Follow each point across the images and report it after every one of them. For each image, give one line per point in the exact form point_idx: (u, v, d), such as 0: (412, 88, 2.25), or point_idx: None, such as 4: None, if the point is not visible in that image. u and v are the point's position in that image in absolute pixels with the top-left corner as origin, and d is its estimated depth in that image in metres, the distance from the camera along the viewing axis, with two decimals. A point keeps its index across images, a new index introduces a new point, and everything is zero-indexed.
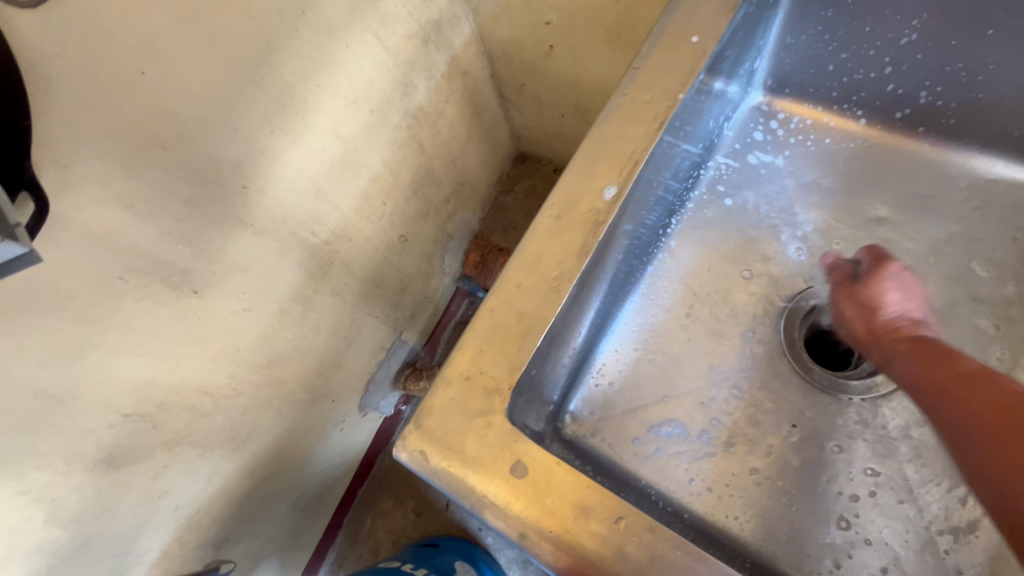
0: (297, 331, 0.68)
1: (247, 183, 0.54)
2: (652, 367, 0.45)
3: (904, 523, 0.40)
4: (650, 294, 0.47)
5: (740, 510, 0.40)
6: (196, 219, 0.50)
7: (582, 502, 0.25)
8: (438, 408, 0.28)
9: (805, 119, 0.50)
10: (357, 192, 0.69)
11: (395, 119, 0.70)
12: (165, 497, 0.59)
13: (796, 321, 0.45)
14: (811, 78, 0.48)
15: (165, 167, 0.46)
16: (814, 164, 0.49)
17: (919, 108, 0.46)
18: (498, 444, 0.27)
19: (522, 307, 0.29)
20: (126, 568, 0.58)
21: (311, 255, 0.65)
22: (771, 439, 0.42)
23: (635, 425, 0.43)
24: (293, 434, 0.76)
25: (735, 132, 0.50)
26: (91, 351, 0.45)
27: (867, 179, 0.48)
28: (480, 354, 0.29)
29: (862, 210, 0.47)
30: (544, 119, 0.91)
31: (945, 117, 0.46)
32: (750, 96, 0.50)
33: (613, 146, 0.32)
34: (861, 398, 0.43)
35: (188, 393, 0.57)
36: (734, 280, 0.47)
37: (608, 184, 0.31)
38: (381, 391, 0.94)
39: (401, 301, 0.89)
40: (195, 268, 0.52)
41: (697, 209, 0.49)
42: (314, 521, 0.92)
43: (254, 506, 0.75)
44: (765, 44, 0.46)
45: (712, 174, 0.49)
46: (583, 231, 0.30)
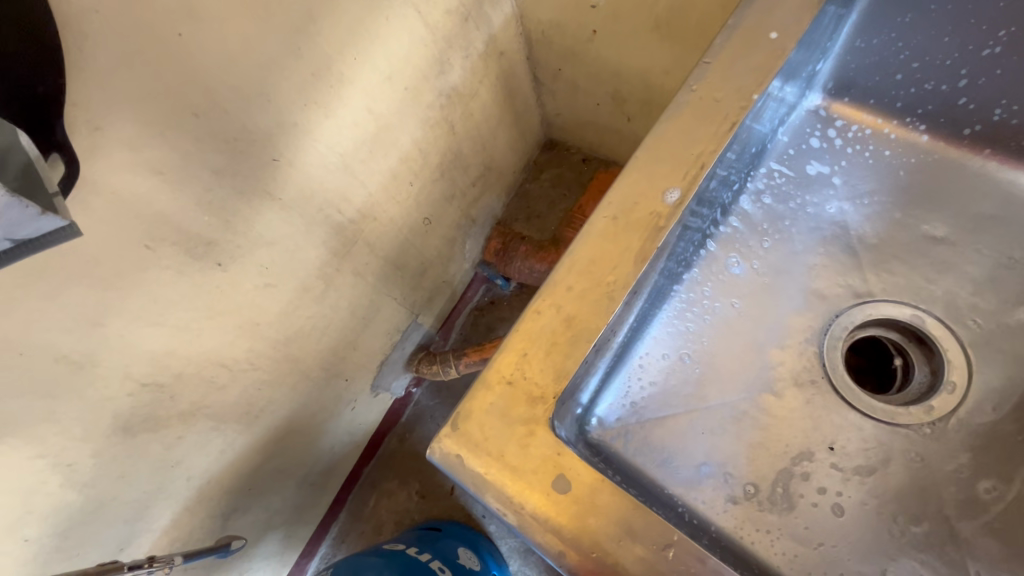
0: (317, 309, 0.67)
1: (277, 156, 0.52)
2: (684, 376, 0.43)
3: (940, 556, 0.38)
4: (687, 301, 0.45)
5: (769, 530, 0.39)
6: (225, 190, 0.49)
7: (627, 525, 0.24)
8: (478, 412, 0.27)
9: (864, 128, 0.47)
10: (386, 171, 0.67)
11: (429, 99, 0.68)
12: (179, 467, 0.59)
13: (840, 340, 0.44)
14: (876, 86, 0.45)
15: (198, 135, 0.44)
16: (871, 176, 0.46)
17: (991, 125, 0.44)
18: (541, 456, 0.26)
19: (573, 312, 0.28)
20: (137, 534, 0.59)
21: (336, 233, 0.64)
22: (805, 459, 0.41)
23: (663, 435, 0.42)
24: (306, 410, 0.76)
25: (790, 137, 0.47)
26: (113, 318, 0.45)
27: (925, 197, 0.45)
28: (525, 359, 0.27)
29: (918, 227, 0.45)
30: (578, 107, 0.89)
31: (1017, 139, 0.43)
32: (808, 100, 0.47)
33: (678, 146, 0.30)
34: (902, 427, 0.41)
35: (207, 366, 0.56)
36: (777, 293, 0.45)
37: (671, 188, 0.29)
38: (394, 372, 0.93)
39: (421, 284, 0.88)
40: (220, 240, 0.50)
41: (744, 214, 0.46)
42: (320, 496, 0.93)
43: (262, 479, 0.75)
44: (832, 45, 0.44)
45: (761, 180, 0.47)
46: (642, 236, 0.28)
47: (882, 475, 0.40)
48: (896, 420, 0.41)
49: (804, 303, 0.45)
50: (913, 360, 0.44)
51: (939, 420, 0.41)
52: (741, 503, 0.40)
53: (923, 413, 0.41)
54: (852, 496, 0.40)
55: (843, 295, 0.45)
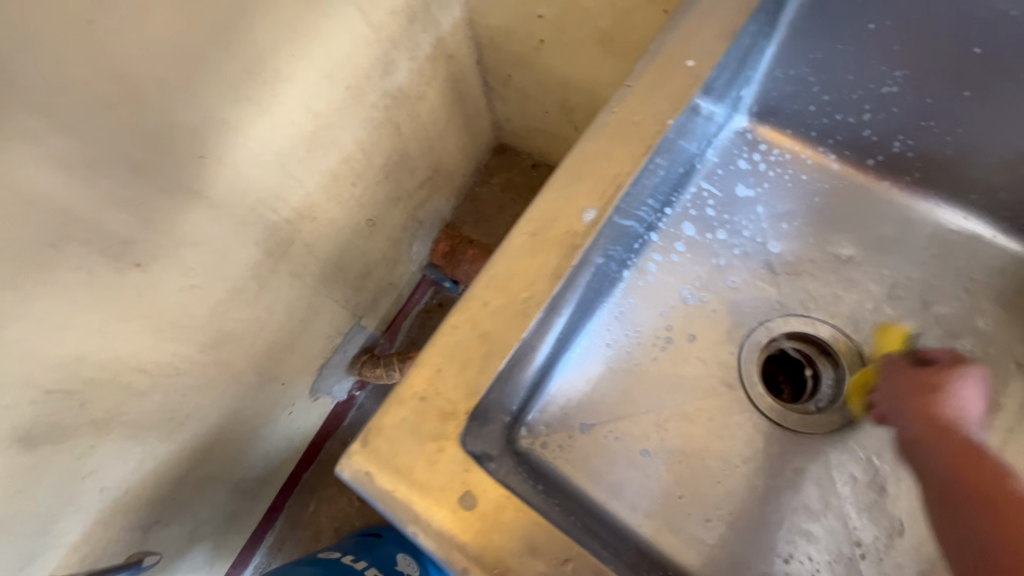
0: (249, 311, 0.65)
1: (203, 153, 0.49)
2: (612, 385, 0.45)
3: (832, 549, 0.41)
4: (618, 312, 0.46)
5: (685, 535, 0.41)
6: (144, 186, 0.46)
7: (532, 541, 0.25)
8: (389, 428, 0.27)
9: (785, 153, 0.50)
10: (326, 171, 0.65)
11: (372, 100, 0.66)
12: (91, 478, 0.56)
13: (756, 352, 0.46)
14: (795, 113, 0.48)
15: (112, 127, 0.42)
16: (789, 197, 0.49)
17: (891, 156, 0.47)
18: (450, 473, 0.26)
19: (487, 327, 0.28)
20: (42, 552, 0.55)
21: (270, 234, 0.62)
22: (720, 466, 0.43)
23: (590, 441, 0.43)
24: (237, 416, 0.73)
25: (717, 157, 0.49)
26: (13, 322, 0.41)
27: (835, 219, 0.48)
28: (439, 374, 0.27)
29: (828, 247, 0.48)
30: (528, 114, 0.90)
31: (912, 171, 0.47)
32: (735, 121, 0.50)
33: (597, 165, 0.31)
34: (808, 433, 0.44)
35: (123, 371, 0.53)
36: (702, 306, 0.47)
37: (588, 208, 0.30)
38: (335, 375, 0.91)
39: (364, 286, 0.86)
40: (139, 239, 0.48)
41: (674, 228, 0.48)
42: (254, 504, 0.89)
43: (188, 489, 0.71)
44: (754, 74, 0.46)
45: (690, 197, 0.49)
46: (558, 254, 0.29)
47: (787, 479, 0.42)
48: (801, 428, 0.44)
49: (727, 319, 0.47)
50: (822, 370, 0.47)
51: (840, 427, 0.44)
52: (661, 508, 0.41)
53: (825, 422, 0.44)
54: (761, 499, 0.42)
55: (761, 309, 0.47)
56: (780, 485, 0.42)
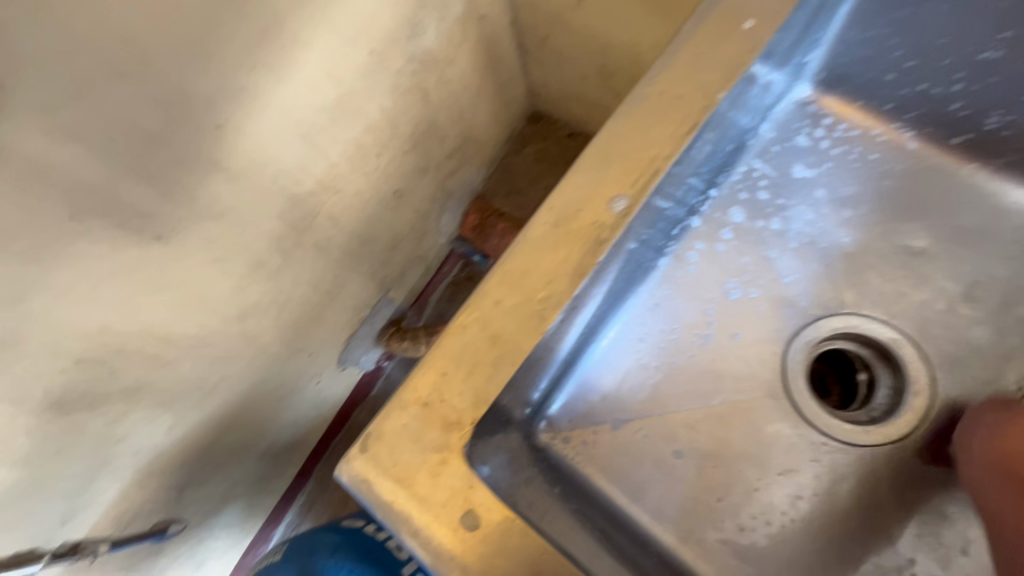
0: (274, 284, 0.64)
1: (221, 123, 0.47)
2: (641, 380, 0.42)
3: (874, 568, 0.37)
4: (652, 303, 0.43)
5: (711, 544, 0.38)
6: (161, 157, 0.45)
7: (538, 569, 0.23)
8: (389, 434, 0.25)
9: (852, 127, 0.44)
10: (351, 141, 0.63)
11: (399, 65, 0.63)
12: (125, 442, 0.58)
13: (804, 353, 0.42)
14: (869, 82, 0.42)
15: (125, 97, 0.40)
16: (855, 178, 0.44)
17: (981, 134, 0.41)
18: (451, 487, 0.24)
19: (498, 329, 0.26)
20: (82, 508, 0.57)
21: (293, 206, 0.60)
22: (754, 473, 0.39)
23: (614, 439, 0.40)
24: (265, 385, 0.74)
25: (773, 132, 0.44)
26: (37, 294, 0.41)
27: (907, 206, 0.43)
28: (444, 378, 0.25)
29: (896, 238, 0.42)
30: (566, 80, 0.84)
31: (1005, 152, 0.41)
32: (796, 90, 0.44)
33: (633, 146, 0.29)
34: (859, 446, 0.40)
35: (150, 341, 0.53)
36: (746, 299, 0.43)
37: (619, 195, 0.27)
38: (362, 346, 0.91)
39: (391, 258, 0.85)
40: (158, 212, 0.47)
41: (719, 212, 0.44)
42: (285, 466, 0.92)
43: (220, 453, 0.74)
44: (825, 35, 0.40)
45: (739, 176, 0.44)
46: (583, 248, 0.27)
47: (828, 492, 0.39)
48: (851, 442, 0.40)
49: (775, 317, 0.43)
50: (879, 376, 0.42)
51: (895, 440, 0.39)
52: (686, 517, 0.39)
53: (880, 434, 0.40)
54: (798, 511, 0.39)
55: (813, 305, 0.43)
56: (822, 498, 0.39)
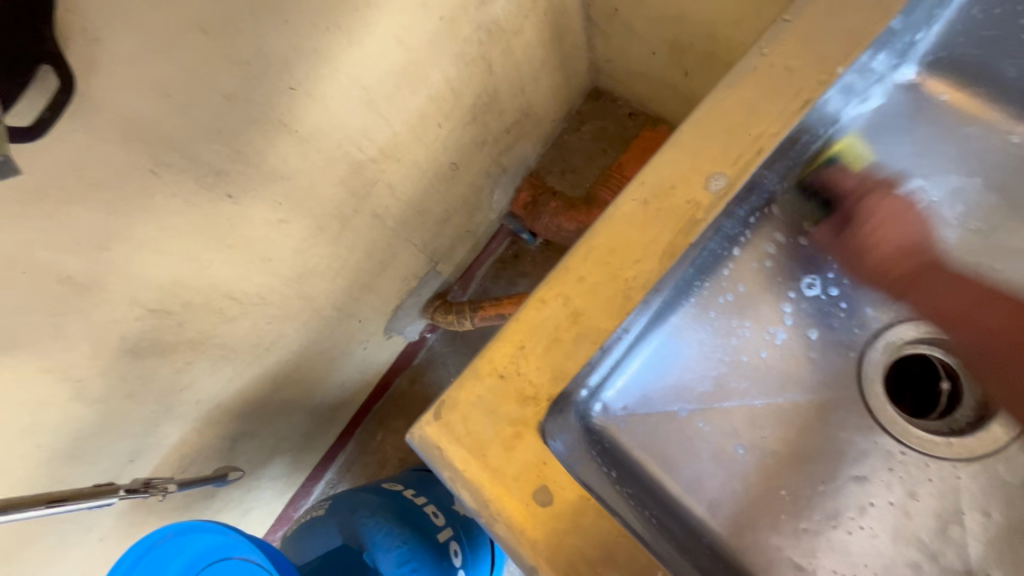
0: (331, 249, 0.65)
1: (293, 85, 0.48)
2: (702, 371, 0.40)
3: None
4: (721, 292, 0.41)
5: (769, 543, 0.36)
6: (236, 116, 0.45)
7: (611, 554, 0.23)
8: (464, 403, 0.26)
9: (960, 114, 0.40)
10: (414, 109, 0.62)
11: (466, 33, 0.61)
12: (188, 390, 0.60)
13: (885, 357, 0.40)
14: (988, 62, 0.39)
15: (207, 55, 0.40)
16: (955, 170, 0.40)
17: None
18: (526, 462, 0.24)
19: (580, 307, 0.26)
20: (147, 449, 0.61)
21: (355, 172, 0.61)
22: (819, 474, 0.38)
23: (672, 429, 0.40)
24: (316, 347, 0.76)
25: (871, 116, 0.41)
26: (118, 243, 0.43)
27: (1016, 205, 0.39)
28: (521, 353, 0.26)
29: (1000, 238, 0.39)
30: (632, 55, 0.81)
31: None
32: (902, 72, 0.40)
33: (734, 120, 0.29)
34: (936, 457, 0.38)
35: (216, 297, 0.55)
36: (823, 294, 0.41)
37: (716, 174, 0.28)
38: (408, 317, 0.92)
39: (442, 231, 0.85)
40: (231, 170, 0.48)
41: (801, 200, 0.41)
42: (328, 427, 0.96)
43: (271, 408, 0.77)
44: (943, 11, 0.37)
45: (829, 163, 0.40)
46: (673, 230, 0.27)
47: (900, 500, 0.37)
48: (928, 451, 0.38)
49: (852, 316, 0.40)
50: (965, 389, 0.39)
51: (977, 456, 0.37)
52: (743, 515, 0.37)
53: (962, 447, 0.37)
54: (866, 517, 0.37)
55: (896, 306, 0.40)
56: (892, 506, 0.37)
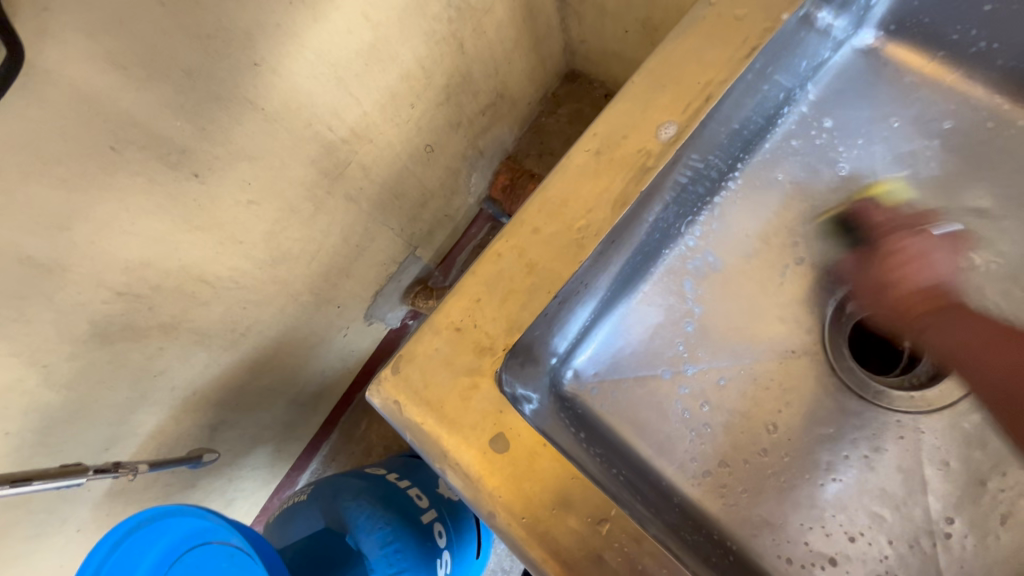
0: (305, 232, 0.65)
1: (258, 61, 0.47)
2: (671, 335, 0.41)
3: (906, 532, 0.36)
4: (687, 257, 0.42)
5: (736, 500, 0.37)
6: (199, 93, 0.44)
7: (565, 493, 0.25)
8: (422, 358, 0.28)
9: (917, 78, 0.41)
10: (385, 88, 0.62)
11: (435, 10, 0.61)
12: (162, 376, 0.60)
13: (846, 317, 0.40)
14: (942, 24, 0.39)
15: (164, 27, 0.39)
16: (915, 131, 0.41)
17: None
18: (481, 411, 0.27)
19: (534, 258, 0.29)
20: (122, 437, 0.60)
21: (326, 153, 0.60)
22: (783, 433, 0.38)
23: (642, 394, 0.40)
24: (294, 333, 0.75)
25: (826, 83, 0.42)
26: (81, 223, 0.43)
27: (970, 164, 0.40)
28: (477, 306, 0.29)
29: (957, 197, 0.40)
30: (605, 34, 0.81)
31: None
32: (858, 38, 0.41)
33: (685, 73, 0.31)
34: (901, 413, 0.38)
35: (187, 280, 0.55)
36: (788, 257, 0.41)
37: (668, 122, 0.30)
38: (389, 303, 0.92)
39: (420, 215, 0.84)
40: (196, 149, 0.47)
41: (763, 167, 0.42)
42: (311, 415, 0.95)
43: (250, 396, 0.76)
44: None
45: (787, 128, 0.42)
46: (626, 175, 0.30)
47: (862, 455, 0.37)
48: (892, 406, 0.38)
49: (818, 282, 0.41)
50: (924, 344, 0.40)
51: (937, 409, 0.37)
52: (710, 474, 0.38)
53: (927, 400, 0.37)
54: (828, 471, 0.37)
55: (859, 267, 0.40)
56: (855, 460, 0.37)
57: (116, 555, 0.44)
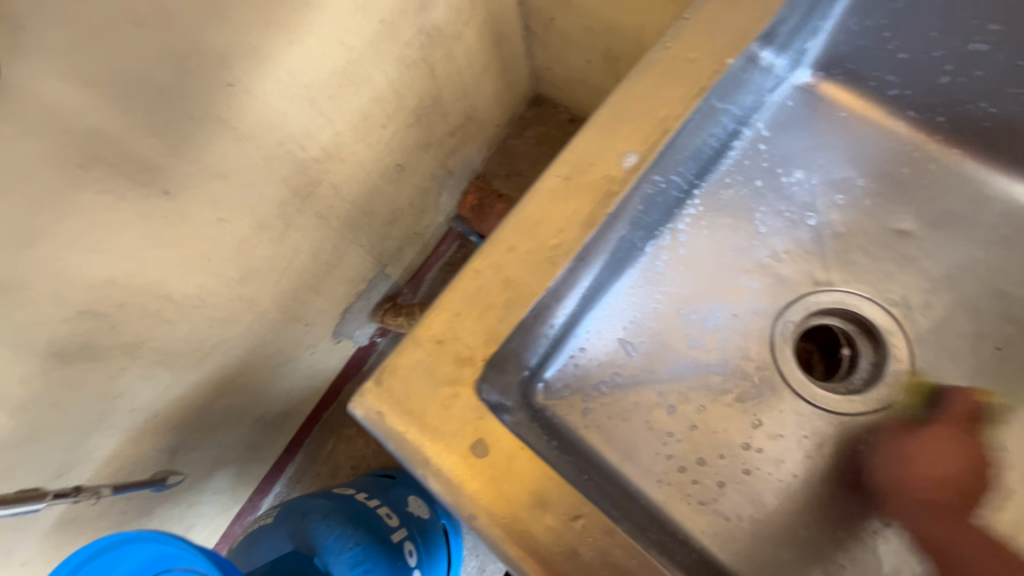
0: (275, 250, 0.65)
1: (232, 82, 0.47)
2: (635, 347, 0.43)
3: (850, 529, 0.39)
4: (649, 274, 0.45)
5: (698, 502, 0.39)
6: (172, 112, 0.45)
7: (542, 496, 0.27)
8: (403, 370, 0.30)
9: (848, 113, 0.46)
10: (357, 110, 0.63)
11: (407, 37, 0.63)
12: (122, 397, 0.58)
13: (792, 327, 0.44)
14: (867, 67, 0.44)
15: (138, 48, 0.39)
16: (847, 161, 0.45)
17: (961, 121, 0.43)
18: (462, 419, 0.29)
19: (511, 274, 0.31)
20: (76, 462, 0.58)
21: (298, 171, 0.61)
22: (741, 439, 0.41)
23: (610, 404, 0.42)
24: (261, 352, 0.74)
25: (770, 116, 0.46)
26: (44, 240, 0.42)
27: (895, 190, 0.45)
28: (457, 319, 0.31)
29: (886, 220, 0.44)
30: (569, 63, 0.85)
31: (980, 134, 0.43)
32: (796, 76, 0.46)
33: (642, 107, 0.34)
34: (842, 414, 0.42)
35: (152, 298, 0.54)
36: (739, 272, 0.45)
37: (629, 151, 0.33)
38: (357, 321, 0.92)
39: (390, 233, 0.85)
40: (167, 166, 0.47)
41: (716, 190, 0.45)
42: (275, 436, 0.93)
43: (213, 417, 0.74)
44: (824, 23, 0.42)
45: (736, 156, 0.46)
46: (591, 197, 0.32)
47: (808, 456, 0.41)
48: (833, 408, 0.42)
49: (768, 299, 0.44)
50: (862, 350, 0.44)
51: (874, 411, 0.41)
52: (674, 477, 0.40)
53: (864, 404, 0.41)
54: (780, 472, 0.40)
55: (801, 282, 0.44)
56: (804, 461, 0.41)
57: (101, 557, 0.43)
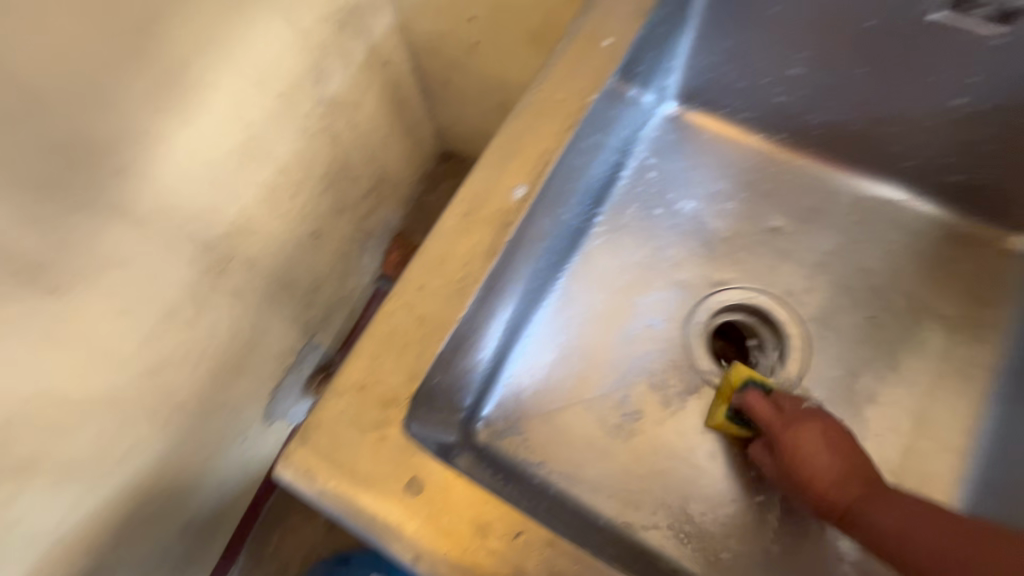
0: (188, 335, 0.61)
1: (123, 167, 0.46)
2: (566, 370, 0.45)
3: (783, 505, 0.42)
4: (568, 299, 0.47)
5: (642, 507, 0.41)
6: (56, 205, 0.43)
7: (481, 521, 0.28)
8: (328, 423, 0.30)
9: (712, 134, 0.52)
10: (263, 183, 0.63)
11: (307, 109, 0.65)
12: (17, 529, 0.51)
13: (702, 328, 0.47)
14: (718, 95, 0.51)
15: (13, 144, 0.38)
16: (720, 174, 0.51)
17: (799, 131, 0.51)
18: (394, 461, 0.29)
19: (424, 311, 0.32)
20: None
21: (206, 251, 0.59)
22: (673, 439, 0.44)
23: (549, 428, 0.43)
24: (183, 449, 0.69)
25: (648, 145, 0.52)
26: None
27: (762, 194, 0.51)
28: (376, 363, 0.31)
29: (760, 220, 0.50)
30: (469, 119, 0.91)
31: (816, 140, 0.51)
32: (663, 108, 0.52)
33: (526, 145, 0.37)
34: None
35: (47, 408, 0.49)
36: (648, 283, 0.48)
37: (517, 185, 0.36)
38: (290, 398, 0.87)
39: (313, 302, 0.84)
40: (55, 262, 0.44)
41: (614, 215, 0.50)
42: (209, 542, 0.84)
43: (132, 533, 0.66)
44: (674, 63, 0.50)
45: (627, 182, 0.50)
46: (491, 230, 0.35)
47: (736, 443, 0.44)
48: None
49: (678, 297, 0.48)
50: (765, 339, 0.48)
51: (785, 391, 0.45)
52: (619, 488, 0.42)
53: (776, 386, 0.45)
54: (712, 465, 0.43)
55: (702, 285, 0.49)
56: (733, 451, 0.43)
57: None
